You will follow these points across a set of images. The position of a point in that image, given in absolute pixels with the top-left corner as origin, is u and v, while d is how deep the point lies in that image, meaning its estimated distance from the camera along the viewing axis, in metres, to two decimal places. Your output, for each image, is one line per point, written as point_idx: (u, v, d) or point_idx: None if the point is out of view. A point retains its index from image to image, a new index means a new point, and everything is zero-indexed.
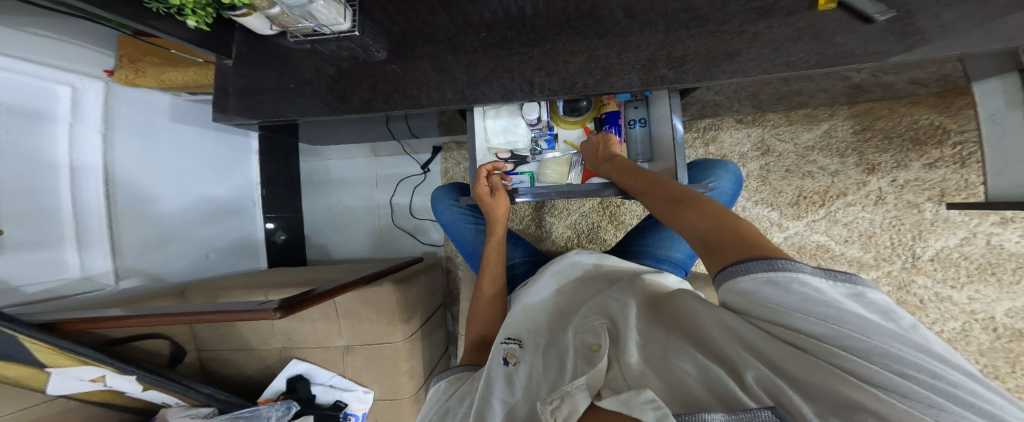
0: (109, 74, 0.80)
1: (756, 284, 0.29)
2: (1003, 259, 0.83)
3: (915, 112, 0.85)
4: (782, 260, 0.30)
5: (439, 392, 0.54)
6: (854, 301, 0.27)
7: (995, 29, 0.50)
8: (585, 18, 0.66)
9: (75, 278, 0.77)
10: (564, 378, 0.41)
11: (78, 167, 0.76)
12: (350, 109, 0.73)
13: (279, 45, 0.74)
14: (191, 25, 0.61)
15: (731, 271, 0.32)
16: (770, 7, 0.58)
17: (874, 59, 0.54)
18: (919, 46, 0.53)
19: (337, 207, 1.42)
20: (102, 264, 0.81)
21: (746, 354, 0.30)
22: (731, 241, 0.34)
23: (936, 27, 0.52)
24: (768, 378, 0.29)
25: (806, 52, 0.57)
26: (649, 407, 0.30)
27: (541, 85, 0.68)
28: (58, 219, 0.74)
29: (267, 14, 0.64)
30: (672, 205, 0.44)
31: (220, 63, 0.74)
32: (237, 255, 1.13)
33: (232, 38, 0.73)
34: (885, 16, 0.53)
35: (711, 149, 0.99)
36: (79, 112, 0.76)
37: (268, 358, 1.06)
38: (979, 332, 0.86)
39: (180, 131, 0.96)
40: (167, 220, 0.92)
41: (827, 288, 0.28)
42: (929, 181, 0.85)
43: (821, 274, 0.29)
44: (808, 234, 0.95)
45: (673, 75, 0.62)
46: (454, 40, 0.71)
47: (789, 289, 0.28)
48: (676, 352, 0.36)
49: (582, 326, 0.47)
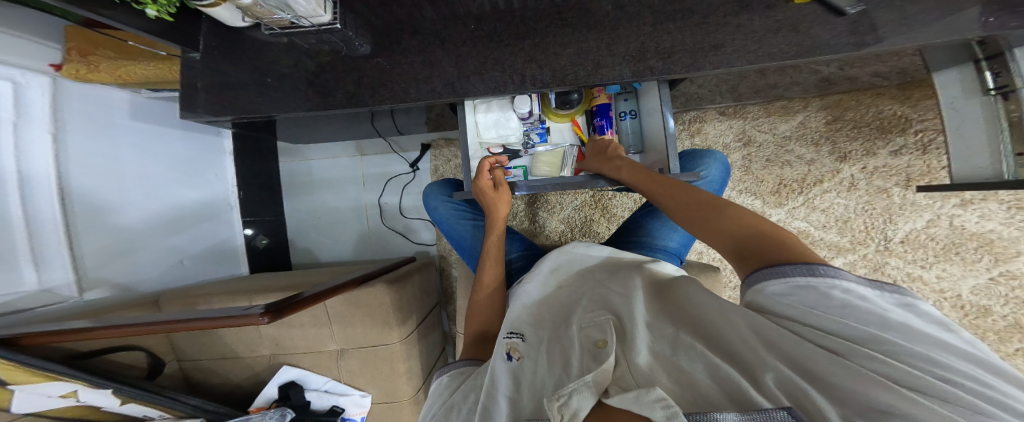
0: (55, 68, 0.73)
1: (794, 288, 0.32)
2: (965, 239, 0.89)
3: (880, 103, 0.89)
4: (823, 267, 0.33)
5: (443, 386, 0.53)
6: (904, 310, 0.29)
7: (956, 22, 0.53)
8: (574, 11, 0.66)
9: (32, 292, 0.71)
10: (569, 374, 0.41)
11: (26, 177, 0.68)
12: (335, 104, 0.70)
13: (252, 38, 0.70)
14: (152, 14, 0.57)
15: (765, 273, 0.35)
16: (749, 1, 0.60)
17: (848, 51, 0.56)
18: (886, 37, 0.55)
19: (322, 208, 1.38)
20: (62, 276, 0.75)
21: (772, 357, 0.32)
22: (768, 249, 0.38)
23: (896, 20, 0.55)
24: (790, 381, 0.30)
25: (783, 43, 0.58)
26: (658, 405, 0.31)
27: (532, 77, 0.68)
28: (8, 228, 0.66)
29: (238, 5, 0.59)
30: (704, 211, 0.48)
31: (186, 57, 0.70)
32: (215, 261, 1.08)
33: (199, 30, 0.69)
34: (856, 9, 0.56)
35: (696, 141, 1.01)
36: (24, 106, 0.67)
37: (256, 366, 1.02)
38: (949, 310, 0.92)
39: (142, 129, 0.90)
40: (133, 228, 0.86)
41: (875, 297, 0.30)
42: (896, 168, 0.90)
43: (866, 284, 0.31)
44: (789, 220, 0.98)
45: (662, 66, 0.62)
46: (442, 33, 0.69)
47: (830, 295, 0.30)
48: (688, 351, 0.38)
49: (588, 322, 0.47)
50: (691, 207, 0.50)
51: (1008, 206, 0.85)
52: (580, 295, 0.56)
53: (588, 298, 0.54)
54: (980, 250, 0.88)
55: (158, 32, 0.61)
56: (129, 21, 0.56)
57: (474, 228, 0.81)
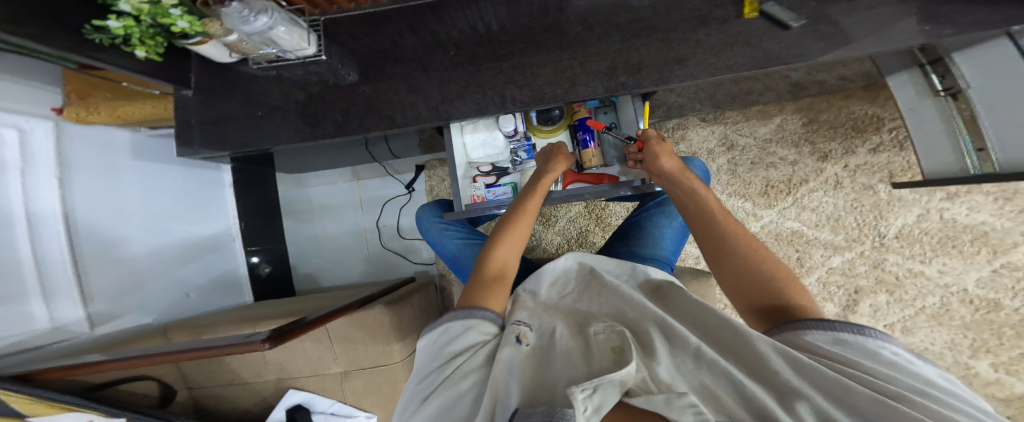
0: (57, 112, 0.77)
1: (837, 340, 0.37)
2: (959, 232, 0.88)
3: (849, 104, 0.92)
4: (869, 330, 0.37)
5: (452, 335, 0.48)
6: (951, 383, 0.32)
7: (902, 31, 0.55)
8: (547, 33, 0.69)
9: (45, 329, 0.73)
10: (587, 369, 0.40)
11: (38, 214, 0.71)
12: (324, 134, 0.73)
13: (241, 72, 0.74)
14: (140, 55, 0.60)
15: (806, 323, 0.39)
16: (706, 17, 0.62)
17: (801, 61, 0.58)
18: (839, 46, 0.57)
19: (324, 233, 1.41)
20: (71, 312, 0.77)
21: (809, 388, 0.34)
22: (783, 303, 0.44)
23: (840, 32, 0.57)
24: (825, 410, 0.32)
25: (741, 56, 0.61)
26: (691, 411, 0.33)
27: (512, 98, 0.71)
28: (20, 270, 0.69)
29: (223, 42, 0.64)
30: (743, 245, 0.50)
31: (179, 95, 0.74)
32: (220, 291, 1.11)
33: (188, 66, 0.74)
34: (798, 23, 0.59)
35: (681, 149, 1.02)
36: (31, 153, 0.71)
37: (263, 391, 1.03)
38: (958, 305, 0.90)
39: (146, 168, 0.95)
40: (138, 263, 0.89)
41: (920, 364, 0.34)
42: (876, 165, 0.91)
43: (910, 352, 0.35)
44: (782, 221, 0.98)
45: (633, 81, 0.65)
46: (424, 60, 0.73)
47: (878, 353, 0.34)
48: (712, 367, 0.38)
49: (604, 328, 0.47)
50: (730, 237, 0.51)
51: (994, 197, 0.85)
52: (593, 304, 0.56)
53: (599, 308, 0.55)
54: (976, 243, 0.87)
55: (152, 72, 0.65)
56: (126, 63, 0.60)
57: (467, 246, 0.82)
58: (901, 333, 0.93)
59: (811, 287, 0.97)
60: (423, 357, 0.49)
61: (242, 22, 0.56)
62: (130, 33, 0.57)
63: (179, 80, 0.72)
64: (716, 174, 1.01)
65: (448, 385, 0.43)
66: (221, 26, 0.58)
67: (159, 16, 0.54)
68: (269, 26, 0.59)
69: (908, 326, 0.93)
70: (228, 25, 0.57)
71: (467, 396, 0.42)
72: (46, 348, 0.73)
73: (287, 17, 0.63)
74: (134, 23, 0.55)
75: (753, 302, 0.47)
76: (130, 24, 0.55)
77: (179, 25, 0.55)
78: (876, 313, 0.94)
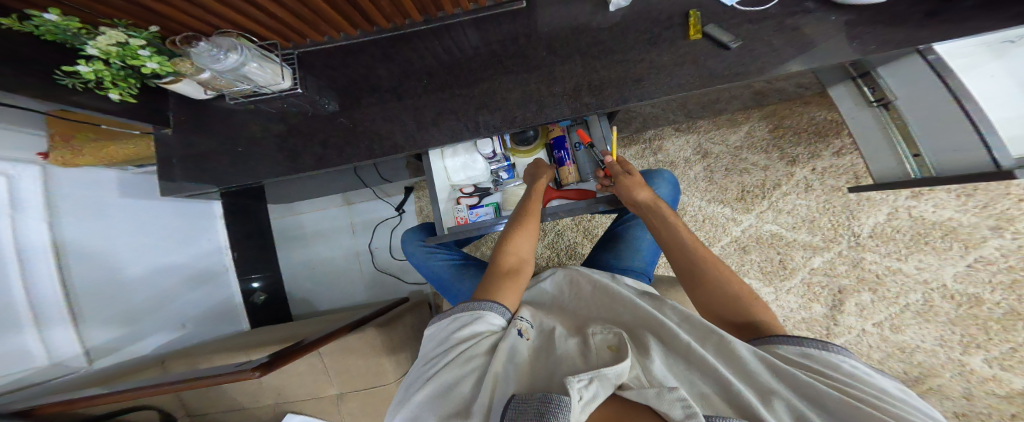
0: (43, 156, 0.76)
1: (806, 355, 0.42)
2: (929, 228, 0.90)
3: (810, 110, 0.97)
4: (835, 346, 0.42)
5: (461, 322, 0.50)
6: (902, 393, 0.38)
7: (833, 50, 0.62)
8: (514, 58, 0.72)
9: (41, 366, 0.74)
10: (585, 364, 0.44)
11: (26, 252, 0.72)
12: (304, 166, 0.75)
13: (217, 107, 0.76)
14: (116, 97, 0.61)
15: (780, 339, 0.45)
16: (656, 38, 0.68)
17: (740, 78, 0.64)
18: (769, 68, 0.63)
19: (317, 257, 1.43)
20: (69, 349, 0.78)
21: (784, 389, 0.39)
22: (752, 321, 0.51)
23: (769, 53, 0.64)
24: (798, 409, 0.37)
25: (689, 75, 0.65)
26: (679, 405, 0.36)
27: (484, 123, 0.73)
28: (14, 313, 0.70)
29: (197, 81, 0.66)
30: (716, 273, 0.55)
31: (159, 133, 0.76)
32: (215, 320, 1.11)
33: (166, 105, 0.75)
34: (735, 43, 0.64)
35: (659, 158, 1.07)
36: (18, 199, 0.71)
37: (263, 415, 1.05)
38: (941, 301, 0.90)
39: (134, 205, 0.95)
40: (135, 298, 0.90)
41: (877, 377, 0.39)
42: (841, 167, 0.95)
43: (868, 365, 0.41)
44: (760, 224, 1.01)
45: (596, 102, 0.68)
46: (398, 89, 0.75)
47: (839, 365, 0.40)
48: (701, 365, 0.42)
49: (601, 329, 0.51)
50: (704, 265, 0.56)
51: (957, 194, 0.88)
52: (592, 311, 0.60)
53: (597, 313, 0.59)
54: (947, 238, 0.89)
55: (131, 113, 0.67)
56: (105, 106, 0.62)
57: (451, 267, 0.83)
58: (889, 332, 0.93)
59: (795, 288, 0.99)
60: (428, 343, 0.51)
61: (213, 60, 0.57)
62: (101, 77, 0.58)
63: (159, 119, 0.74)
64: (692, 181, 1.05)
65: (451, 367, 0.44)
66: (192, 66, 0.61)
67: (129, 58, 0.57)
68: (240, 64, 0.60)
69: (897, 324, 0.93)
70: (198, 64, 0.59)
71: (467, 380, 0.43)
72: (52, 383, 0.76)
73: (260, 54, 0.65)
74: (104, 66, 0.57)
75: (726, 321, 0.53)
76: (99, 68, 0.56)
77: (149, 66, 0.58)
78: (863, 312, 0.95)
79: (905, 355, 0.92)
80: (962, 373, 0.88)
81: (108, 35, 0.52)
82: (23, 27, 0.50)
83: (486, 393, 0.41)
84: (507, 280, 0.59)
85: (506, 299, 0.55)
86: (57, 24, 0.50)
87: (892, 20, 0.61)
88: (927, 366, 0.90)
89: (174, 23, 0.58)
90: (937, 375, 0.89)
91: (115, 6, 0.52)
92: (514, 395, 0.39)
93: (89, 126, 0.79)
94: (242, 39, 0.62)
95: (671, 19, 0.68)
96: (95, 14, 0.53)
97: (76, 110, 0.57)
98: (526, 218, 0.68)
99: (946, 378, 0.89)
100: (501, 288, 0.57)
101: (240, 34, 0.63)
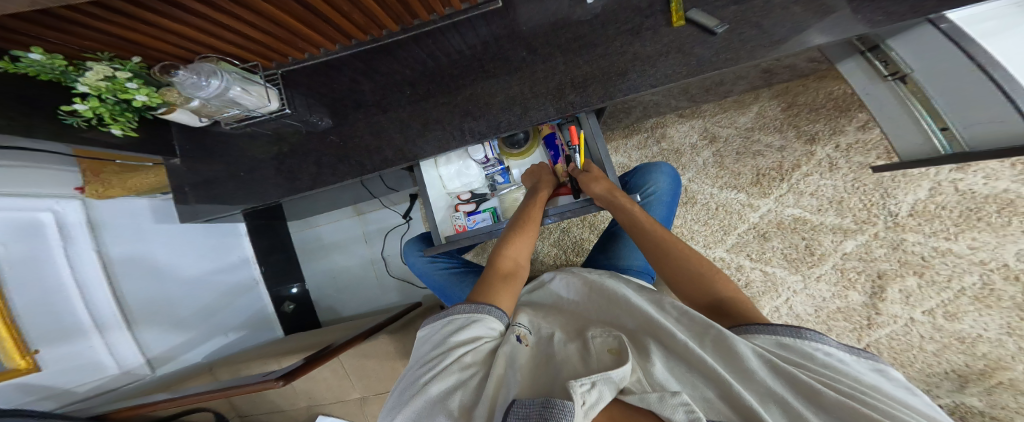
0: (81, 191, 0.81)
1: (780, 345, 0.40)
2: (981, 202, 0.79)
3: (828, 83, 0.88)
4: (809, 331, 0.39)
5: (457, 326, 0.48)
6: (876, 374, 0.36)
7: (833, 22, 0.56)
8: (494, 62, 0.71)
9: (115, 374, 0.84)
10: (586, 369, 0.42)
11: (83, 282, 0.78)
12: (302, 185, 0.78)
13: (216, 133, 0.80)
14: (118, 132, 0.65)
15: (757, 329, 0.42)
16: (639, 28, 0.64)
17: (730, 64, 0.59)
18: (762, 50, 0.58)
19: (333, 268, 1.47)
20: (135, 358, 0.87)
21: (779, 387, 0.36)
22: (725, 306, 0.48)
23: (757, 34, 0.58)
24: (795, 410, 0.34)
25: (676, 65, 0.61)
26: (682, 409, 0.34)
27: (470, 130, 0.71)
28: (84, 331, 0.78)
29: (189, 108, 0.70)
30: (681, 262, 0.54)
31: (170, 164, 0.81)
32: (254, 329, 1.19)
33: (171, 137, 0.80)
34: (722, 28, 0.59)
35: (662, 147, 1.02)
36: (67, 231, 0.77)
37: (298, 416, 1.13)
38: (1003, 284, 0.79)
39: (172, 229, 1.00)
40: (181, 313, 0.97)
41: (852, 361, 0.37)
42: (870, 142, 0.85)
43: (846, 349, 0.38)
44: (781, 209, 0.94)
45: (581, 100, 0.65)
46: (383, 103, 0.75)
47: (814, 355, 0.37)
48: (702, 367, 0.39)
49: (601, 332, 0.49)
50: (669, 257, 0.55)
51: (1011, 162, 0.77)
52: (591, 315, 0.58)
53: (596, 317, 0.57)
54: (1004, 213, 0.78)
55: (137, 147, 0.71)
56: (114, 143, 0.67)
57: (451, 274, 0.83)
58: (943, 320, 0.83)
59: (826, 275, 0.91)
60: (422, 347, 0.48)
61: (196, 88, 0.60)
62: (99, 113, 0.62)
63: (165, 150, 0.78)
64: (702, 168, 0.99)
65: (450, 372, 0.42)
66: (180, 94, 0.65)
67: (118, 91, 0.60)
68: (224, 89, 0.62)
69: (951, 311, 0.82)
70: (186, 93, 0.62)
71: (465, 388, 0.41)
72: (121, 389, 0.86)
73: (244, 78, 0.66)
74: (99, 103, 0.60)
75: (693, 304, 0.51)
76: (96, 105, 0.60)
77: (138, 98, 0.61)
78: (910, 299, 0.85)
79: (965, 346, 0.82)
80: None
81: (95, 70, 0.55)
82: (14, 68, 0.52)
83: (487, 400, 0.38)
84: (504, 285, 0.57)
85: (501, 302, 0.53)
86: (43, 63, 0.52)
87: None
88: (993, 358, 0.80)
89: (156, 51, 0.61)
90: (1007, 368, 0.78)
91: (96, 40, 0.54)
92: (515, 398, 0.36)
93: (109, 161, 0.79)
94: (222, 63, 0.63)
95: (652, 7, 0.64)
96: (78, 49, 0.56)
97: (89, 146, 0.63)
98: (523, 225, 0.66)
99: (1019, 371, 0.78)
100: (495, 293, 0.55)
101: (220, 58, 0.65)
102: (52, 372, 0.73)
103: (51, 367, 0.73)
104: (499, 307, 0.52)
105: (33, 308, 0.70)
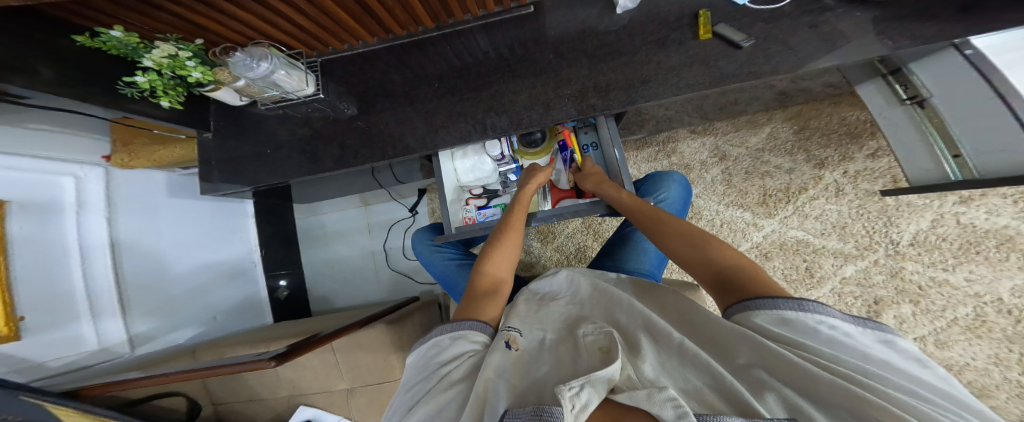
0: (107, 159, 0.84)
1: (782, 320, 0.37)
2: (981, 236, 0.82)
3: (841, 110, 0.91)
4: (811, 303, 0.37)
5: (440, 348, 0.48)
6: (884, 347, 0.33)
7: (857, 49, 0.59)
8: (521, 62, 0.73)
9: (94, 350, 0.77)
10: (575, 370, 0.42)
11: (85, 248, 0.77)
12: (322, 166, 0.78)
13: (251, 113, 0.81)
14: (167, 105, 0.67)
15: (754, 303, 0.40)
16: (665, 40, 0.66)
17: (754, 77, 0.61)
18: (788, 68, 0.60)
19: (333, 257, 1.45)
20: (117, 334, 0.81)
21: (774, 380, 0.35)
22: (728, 278, 0.45)
23: (784, 51, 0.61)
24: (793, 402, 0.33)
25: (699, 76, 0.63)
26: (669, 404, 0.33)
27: (492, 125, 0.73)
28: (73, 300, 0.74)
29: (234, 88, 0.71)
30: (686, 243, 0.53)
31: (200, 138, 0.82)
32: (241, 315, 1.15)
33: (207, 112, 0.80)
34: (749, 42, 0.62)
35: (672, 161, 1.04)
36: (84, 198, 0.78)
37: (277, 406, 1.09)
38: (996, 316, 0.81)
39: (181, 204, 1.00)
40: (172, 290, 0.94)
41: (856, 333, 0.34)
42: (877, 170, 0.88)
43: (851, 320, 0.35)
44: (784, 230, 0.95)
45: (603, 103, 0.67)
46: (410, 93, 0.77)
47: (817, 330, 0.35)
48: (694, 362, 0.39)
49: (593, 329, 0.48)
50: (675, 241, 0.54)
51: (1014, 199, 0.80)
52: (586, 309, 0.57)
53: (594, 310, 0.55)
54: (1002, 248, 0.81)
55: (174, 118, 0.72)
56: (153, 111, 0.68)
57: (457, 267, 0.83)
58: (934, 347, 0.84)
59: (824, 298, 0.91)
60: (412, 370, 0.49)
61: (246, 69, 0.61)
62: (152, 86, 0.64)
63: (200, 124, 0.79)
64: (710, 184, 1.01)
65: (436, 394, 0.42)
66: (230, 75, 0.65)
67: (177, 69, 0.62)
68: (271, 71, 0.64)
69: (943, 339, 0.83)
70: (235, 72, 0.63)
71: (449, 408, 0.41)
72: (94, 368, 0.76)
73: (286, 62, 0.68)
74: (157, 76, 0.63)
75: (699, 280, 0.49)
76: (154, 78, 0.62)
77: (194, 75, 0.62)
78: (903, 326, 0.86)
79: (954, 373, 0.82)
80: (1020, 396, 0.78)
81: (162, 49, 0.57)
82: (93, 42, 0.55)
83: (477, 399, 0.39)
84: (486, 300, 0.56)
85: (486, 315, 0.53)
86: (121, 39, 0.55)
87: (923, 14, 0.58)
88: (979, 386, 0.80)
89: (218, 37, 0.64)
90: (990, 396, 0.79)
91: (164, 21, 0.57)
92: (507, 410, 0.36)
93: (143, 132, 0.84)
94: (272, 49, 0.66)
95: (680, 20, 0.67)
96: (151, 30, 0.59)
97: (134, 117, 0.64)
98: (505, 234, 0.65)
99: (1002, 400, 0.78)
100: (478, 309, 0.54)
101: (270, 44, 0.67)
102: (33, 342, 0.67)
103: (36, 335, 0.67)
104: (482, 320, 0.52)
105: (31, 273, 0.67)
